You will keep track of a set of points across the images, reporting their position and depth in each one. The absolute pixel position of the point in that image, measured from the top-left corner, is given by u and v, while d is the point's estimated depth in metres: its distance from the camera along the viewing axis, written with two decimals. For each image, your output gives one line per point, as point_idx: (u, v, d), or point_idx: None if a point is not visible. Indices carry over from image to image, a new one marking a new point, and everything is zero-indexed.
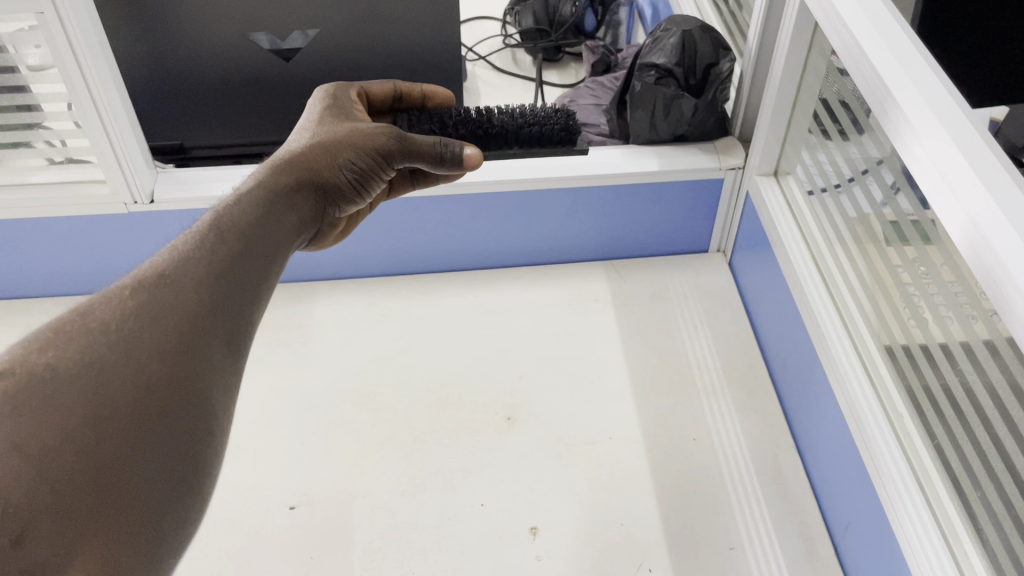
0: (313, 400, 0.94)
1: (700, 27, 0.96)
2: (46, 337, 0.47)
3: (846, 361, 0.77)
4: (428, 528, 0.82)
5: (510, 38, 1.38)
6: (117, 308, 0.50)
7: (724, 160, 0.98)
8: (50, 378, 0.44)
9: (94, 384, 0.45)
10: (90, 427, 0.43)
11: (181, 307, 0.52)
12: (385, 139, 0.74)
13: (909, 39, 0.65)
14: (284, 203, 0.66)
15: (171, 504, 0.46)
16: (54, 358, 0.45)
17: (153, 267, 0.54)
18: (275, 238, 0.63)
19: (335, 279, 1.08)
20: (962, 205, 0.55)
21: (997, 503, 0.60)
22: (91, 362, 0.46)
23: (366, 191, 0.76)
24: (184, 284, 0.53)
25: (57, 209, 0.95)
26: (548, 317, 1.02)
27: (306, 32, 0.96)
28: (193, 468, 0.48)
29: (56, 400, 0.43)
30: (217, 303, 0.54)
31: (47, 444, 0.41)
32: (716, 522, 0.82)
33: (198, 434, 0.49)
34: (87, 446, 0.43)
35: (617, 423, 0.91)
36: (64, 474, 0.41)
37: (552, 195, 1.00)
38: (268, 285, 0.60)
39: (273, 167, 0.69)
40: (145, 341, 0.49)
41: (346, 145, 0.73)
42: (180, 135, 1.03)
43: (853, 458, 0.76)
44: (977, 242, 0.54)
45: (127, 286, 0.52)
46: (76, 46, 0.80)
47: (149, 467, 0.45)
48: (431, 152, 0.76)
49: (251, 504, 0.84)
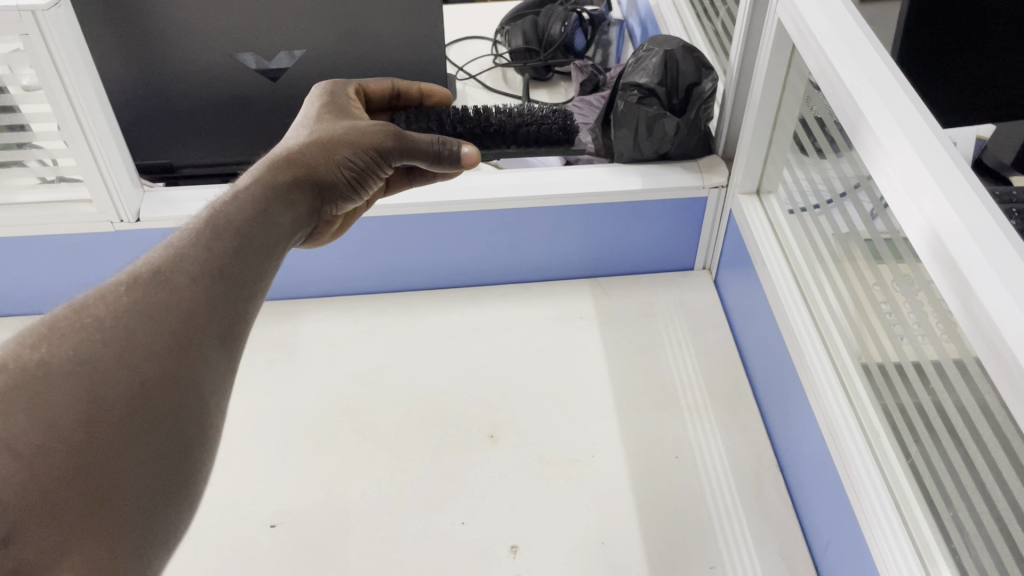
0: (296, 418, 0.94)
1: (683, 45, 0.96)
2: (40, 333, 0.47)
3: (824, 380, 0.77)
4: (407, 547, 0.81)
5: (500, 58, 1.39)
6: (110, 306, 0.50)
7: (708, 178, 0.98)
8: (43, 375, 0.44)
9: (87, 381, 0.45)
10: (84, 426, 0.43)
11: (173, 303, 0.52)
12: (382, 137, 0.75)
13: (872, 46, 0.66)
14: (282, 201, 0.67)
15: (160, 503, 0.45)
16: (47, 354, 0.45)
17: (149, 264, 0.54)
18: (270, 237, 0.63)
19: (321, 296, 1.08)
20: (923, 213, 0.56)
21: (970, 524, 0.60)
22: (86, 361, 0.46)
23: (362, 188, 0.76)
24: (179, 283, 0.54)
25: (44, 228, 0.96)
26: (534, 335, 1.03)
27: (293, 52, 0.97)
28: (184, 467, 0.48)
29: (49, 399, 0.43)
30: (208, 300, 0.55)
31: (39, 444, 0.41)
32: (698, 540, 0.81)
33: (187, 431, 0.49)
34: (80, 445, 0.43)
35: (600, 441, 0.91)
36: (55, 475, 0.41)
37: (538, 214, 1.00)
38: (263, 283, 0.61)
39: (271, 163, 0.69)
40: (140, 340, 0.49)
41: (343, 142, 0.73)
42: (168, 155, 1.04)
43: (831, 477, 0.76)
44: (937, 245, 0.55)
45: (122, 283, 0.52)
46: (61, 66, 0.81)
47: (140, 466, 0.45)
48: (427, 151, 0.77)
49: (232, 521, 0.84)
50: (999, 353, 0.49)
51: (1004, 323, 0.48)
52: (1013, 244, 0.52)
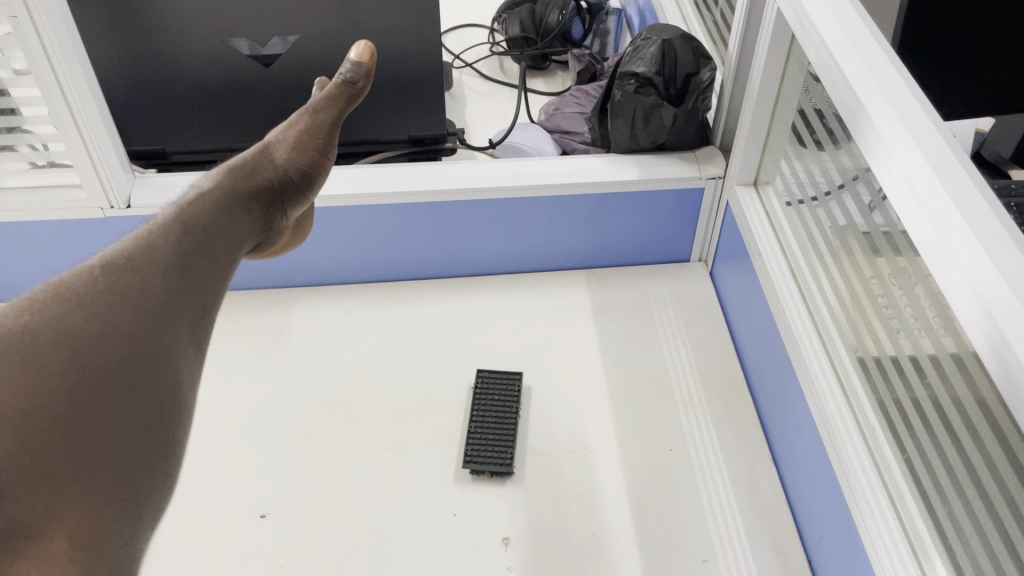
0: (287, 408, 0.93)
1: (681, 35, 0.95)
2: (21, 305, 0.52)
3: (821, 375, 0.77)
4: (399, 538, 0.81)
5: (497, 45, 1.38)
6: (88, 283, 0.55)
7: (705, 169, 0.97)
8: (28, 343, 0.50)
9: (68, 355, 0.51)
10: (66, 392, 0.50)
11: (144, 287, 0.57)
12: (303, 115, 0.78)
13: (874, 37, 0.66)
14: (236, 203, 0.70)
15: (140, 470, 0.52)
16: (32, 321, 0.51)
17: (123, 248, 0.59)
18: (224, 229, 0.66)
19: (314, 285, 1.07)
20: (925, 210, 0.55)
21: (964, 517, 0.60)
22: (65, 333, 0.51)
23: (310, 189, 0.78)
24: (152, 267, 0.58)
25: (34, 214, 0.94)
26: (528, 325, 1.02)
27: (286, 38, 0.95)
28: (160, 436, 0.54)
29: (33, 366, 0.49)
30: (183, 277, 0.59)
31: (24, 408, 0.48)
32: (691, 533, 0.81)
33: (162, 400, 0.54)
34: (63, 411, 0.49)
35: (593, 432, 0.90)
36: (39, 436, 0.48)
37: (533, 204, 0.99)
38: (221, 280, 0.63)
39: (228, 172, 0.73)
40: (119, 320, 0.54)
41: (278, 145, 0.78)
42: (160, 141, 1.02)
43: (826, 471, 0.76)
44: (938, 251, 0.54)
45: (96, 267, 0.56)
46: (51, 50, 0.80)
47: (117, 430, 0.51)
48: (339, 94, 0.78)
49: (222, 511, 0.84)
50: (999, 352, 0.49)
51: (1007, 323, 0.48)
52: (1016, 240, 0.51)
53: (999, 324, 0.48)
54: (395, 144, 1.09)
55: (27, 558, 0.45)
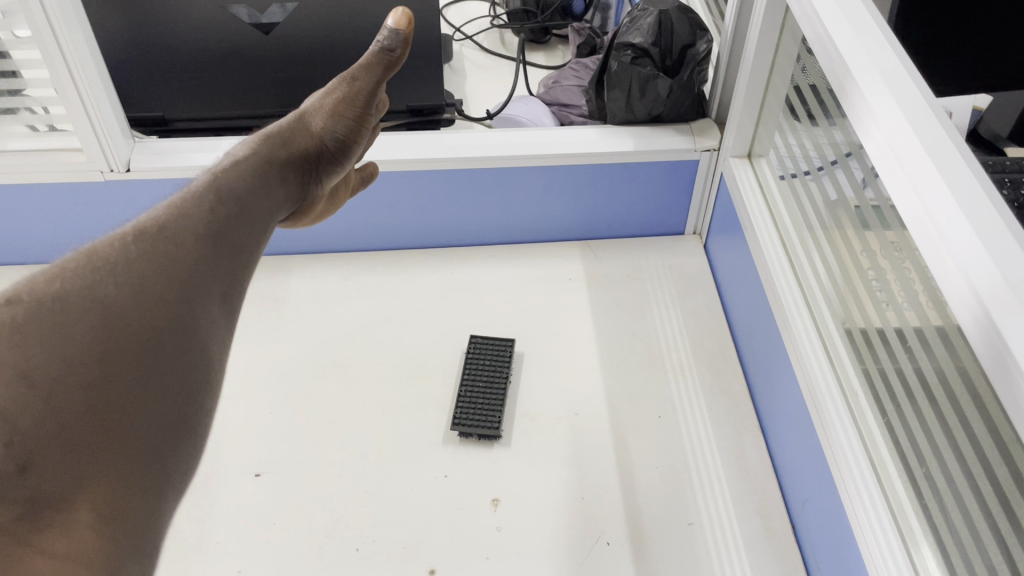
0: (283, 372, 0.94)
1: (678, 7, 0.95)
2: (54, 270, 0.49)
3: (810, 347, 0.78)
4: (391, 498, 0.83)
5: (497, 19, 1.38)
6: (120, 250, 0.52)
7: (700, 141, 0.98)
8: (60, 307, 0.47)
9: (100, 320, 0.47)
10: (98, 362, 0.46)
11: (178, 254, 0.53)
12: (341, 87, 0.75)
13: (866, 8, 0.66)
14: (274, 174, 0.68)
15: (167, 444, 0.48)
16: (63, 289, 0.47)
17: (153, 217, 0.56)
18: (257, 203, 0.63)
19: (312, 252, 1.08)
20: (912, 183, 0.55)
21: (941, 483, 0.61)
22: (100, 300, 0.48)
23: (345, 157, 0.77)
24: (184, 236, 0.55)
25: (34, 176, 0.96)
26: (523, 294, 1.03)
27: (285, 6, 0.97)
28: (188, 416, 0.50)
29: (66, 332, 0.46)
30: (217, 250, 0.56)
31: (57, 377, 0.44)
32: (677, 497, 0.83)
33: (194, 378, 0.51)
34: (94, 381, 0.45)
35: (584, 398, 0.92)
36: (67, 408, 0.44)
37: (530, 175, 1.00)
38: (252, 255, 0.60)
39: (264, 140, 0.71)
40: (152, 286, 0.51)
41: (315, 114, 0.75)
42: (159, 108, 1.02)
43: (810, 440, 0.77)
44: (926, 230, 0.54)
45: (129, 233, 0.53)
46: (52, 15, 0.80)
47: (148, 405, 0.47)
48: (378, 61, 0.73)
49: (218, 471, 0.85)
50: (980, 323, 0.49)
51: (1000, 318, 0.47)
52: (1003, 217, 0.51)
53: (981, 296, 0.49)
54: (394, 114, 1.09)
55: (50, 534, 0.40)
